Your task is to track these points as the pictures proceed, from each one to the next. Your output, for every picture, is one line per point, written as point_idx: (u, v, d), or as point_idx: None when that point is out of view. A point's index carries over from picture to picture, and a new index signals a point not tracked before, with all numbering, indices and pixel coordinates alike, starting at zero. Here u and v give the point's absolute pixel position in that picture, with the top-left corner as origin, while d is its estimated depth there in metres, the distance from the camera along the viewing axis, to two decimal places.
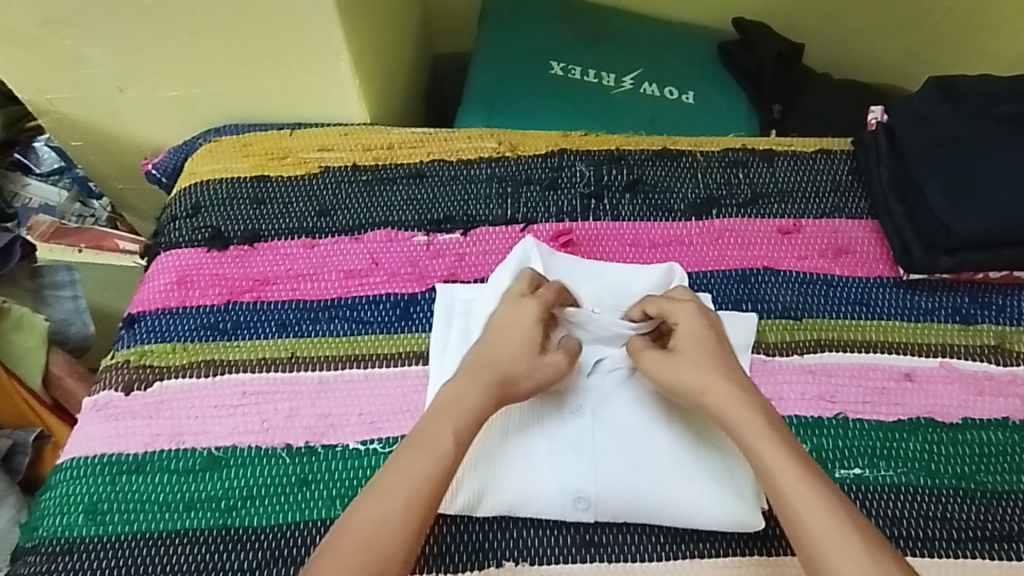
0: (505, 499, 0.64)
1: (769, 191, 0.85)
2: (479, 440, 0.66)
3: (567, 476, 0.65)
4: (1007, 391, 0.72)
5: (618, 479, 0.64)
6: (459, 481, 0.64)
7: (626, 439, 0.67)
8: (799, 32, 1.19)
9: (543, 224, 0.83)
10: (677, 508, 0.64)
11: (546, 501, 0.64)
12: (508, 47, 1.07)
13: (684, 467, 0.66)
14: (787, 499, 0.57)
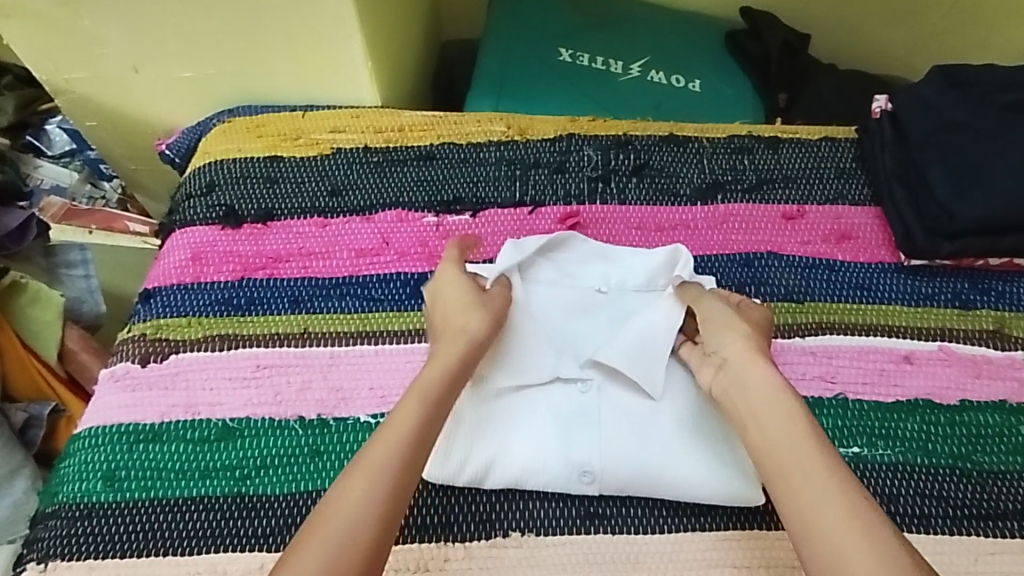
0: (512, 472, 0.66)
1: (774, 177, 0.87)
2: (487, 414, 0.68)
3: (573, 450, 0.66)
4: (1004, 375, 0.74)
5: (622, 452, 0.66)
6: (467, 454, 0.66)
7: (631, 414, 0.68)
8: (806, 22, 1.19)
9: (551, 206, 0.84)
10: (679, 483, 0.65)
11: (552, 474, 0.66)
12: (517, 34, 1.08)
13: (687, 442, 0.67)
14: (803, 494, 0.58)
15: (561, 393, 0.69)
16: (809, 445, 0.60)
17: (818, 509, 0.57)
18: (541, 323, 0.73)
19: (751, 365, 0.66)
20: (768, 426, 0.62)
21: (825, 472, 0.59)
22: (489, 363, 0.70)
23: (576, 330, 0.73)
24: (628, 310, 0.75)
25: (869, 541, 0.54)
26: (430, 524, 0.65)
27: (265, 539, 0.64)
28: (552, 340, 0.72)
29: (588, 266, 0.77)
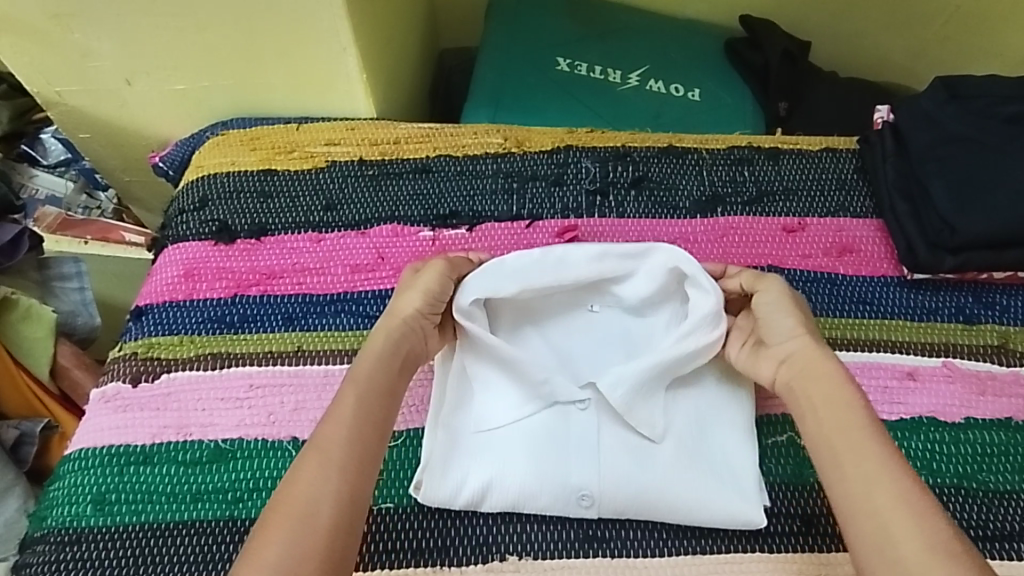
0: (509, 495, 0.64)
1: (774, 189, 0.86)
2: (483, 437, 0.67)
3: (572, 472, 0.65)
4: (1009, 392, 0.72)
5: (620, 475, 0.65)
6: (463, 475, 0.65)
7: (628, 435, 0.67)
8: (805, 30, 1.18)
9: (548, 220, 0.83)
10: (680, 506, 0.64)
11: (551, 497, 0.64)
12: (515, 43, 1.07)
13: (688, 463, 0.66)
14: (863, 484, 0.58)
15: (557, 416, 0.68)
16: (861, 434, 0.60)
17: (871, 495, 0.57)
18: (534, 343, 0.72)
19: (810, 357, 0.65)
20: (824, 416, 0.62)
21: (876, 458, 0.58)
22: (485, 387, 0.69)
23: (571, 348, 0.72)
24: (624, 328, 0.73)
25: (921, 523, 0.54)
26: (427, 547, 0.63)
27: None
28: (546, 360, 0.70)
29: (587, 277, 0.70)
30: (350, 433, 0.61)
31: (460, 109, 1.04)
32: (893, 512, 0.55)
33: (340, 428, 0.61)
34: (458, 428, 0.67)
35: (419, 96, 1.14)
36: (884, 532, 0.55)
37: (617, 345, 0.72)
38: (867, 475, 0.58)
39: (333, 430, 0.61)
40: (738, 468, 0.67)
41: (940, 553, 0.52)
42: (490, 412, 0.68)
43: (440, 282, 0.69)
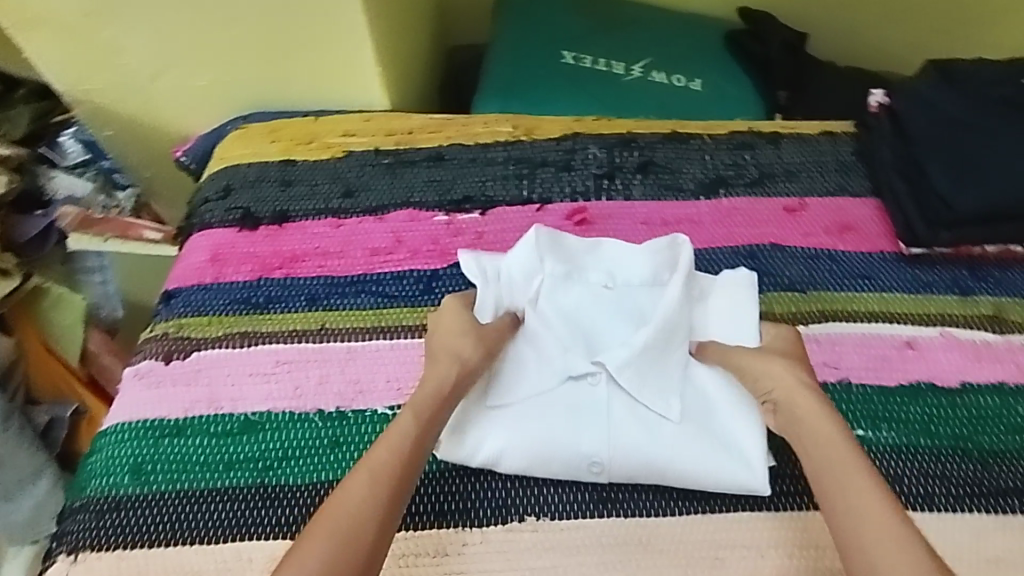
0: (524, 461, 0.68)
1: (774, 171, 0.90)
2: (498, 407, 0.70)
3: (583, 441, 0.68)
4: (1003, 358, 0.75)
5: (630, 443, 0.68)
6: (479, 439, 0.68)
7: (641, 407, 0.70)
8: (804, 21, 1.22)
9: (558, 203, 0.87)
10: (684, 473, 0.67)
11: (563, 463, 0.67)
12: (521, 38, 1.11)
13: (695, 434, 0.69)
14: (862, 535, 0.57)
15: (572, 390, 0.70)
16: (835, 452, 0.62)
17: (847, 515, 0.59)
18: (548, 317, 0.74)
19: (788, 379, 0.67)
20: (798, 432, 0.65)
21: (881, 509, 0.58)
22: (508, 359, 0.72)
23: (587, 319, 0.74)
24: (634, 306, 0.75)
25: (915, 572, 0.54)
26: (447, 510, 0.67)
27: (288, 528, 0.66)
28: (558, 335, 0.72)
29: (597, 261, 0.77)
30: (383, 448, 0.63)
31: (473, 100, 1.06)
32: (855, 520, 0.58)
33: (386, 451, 0.62)
34: (479, 398, 0.70)
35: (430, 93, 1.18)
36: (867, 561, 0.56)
37: (629, 319, 0.74)
38: (843, 496, 0.60)
39: (378, 451, 0.62)
40: (742, 435, 0.69)
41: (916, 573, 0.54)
42: (507, 383, 0.71)
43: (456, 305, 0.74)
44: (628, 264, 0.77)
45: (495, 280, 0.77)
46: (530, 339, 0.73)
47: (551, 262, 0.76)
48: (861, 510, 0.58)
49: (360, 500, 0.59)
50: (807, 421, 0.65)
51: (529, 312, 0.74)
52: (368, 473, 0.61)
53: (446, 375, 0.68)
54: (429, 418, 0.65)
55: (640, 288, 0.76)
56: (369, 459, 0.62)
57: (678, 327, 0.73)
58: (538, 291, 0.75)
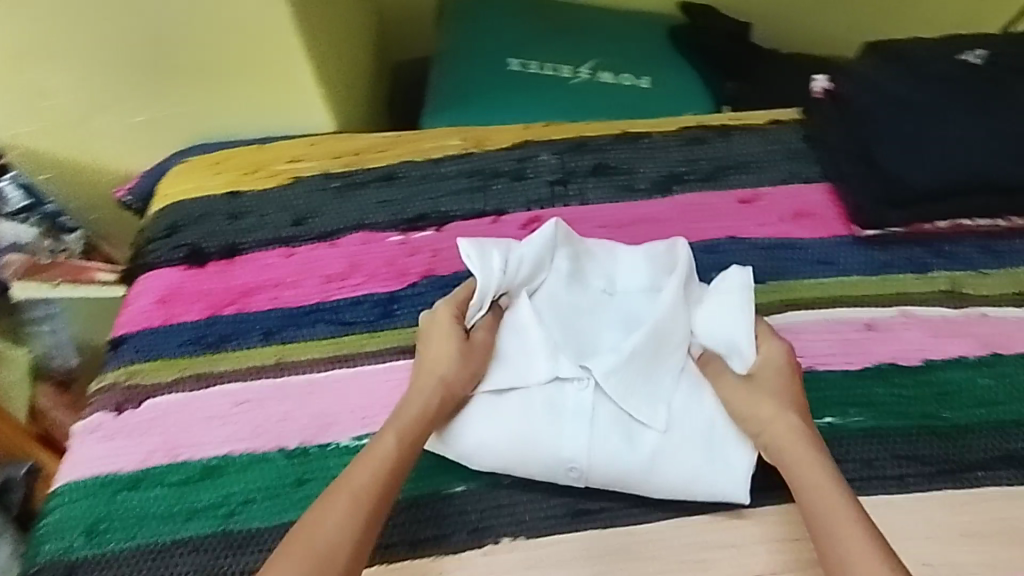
0: (506, 460, 0.67)
1: (727, 164, 0.89)
2: (483, 407, 0.68)
3: (564, 445, 0.66)
4: (962, 332, 0.76)
5: (610, 453, 0.66)
6: (460, 441, 0.67)
7: (626, 414, 0.67)
8: (746, 12, 1.23)
9: (514, 213, 0.86)
10: (659, 482, 0.66)
11: (542, 466, 0.66)
12: (466, 49, 1.10)
13: (677, 445, 0.66)
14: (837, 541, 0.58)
15: (554, 391, 0.67)
16: (813, 457, 0.63)
17: (822, 520, 0.60)
18: (540, 315, 0.71)
19: (780, 393, 0.67)
20: (783, 447, 0.64)
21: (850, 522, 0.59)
22: (498, 351, 0.70)
23: (581, 322, 0.72)
24: (631, 312, 0.74)
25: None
26: (422, 539, 0.65)
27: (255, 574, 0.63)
28: (548, 333, 0.70)
29: (601, 265, 0.76)
30: (365, 471, 0.61)
31: (421, 118, 1.06)
32: (841, 522, 0.59)
33: (369, 473, 0.61)
34: (462, 402, 0.68)
35: (379, 111, 1.16)
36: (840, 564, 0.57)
37: (624, 326, 0.73)
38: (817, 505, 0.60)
39: (359, 472, 0.61)
40: (733, 457, 0.67)
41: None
42: (496, 376, 0.69)
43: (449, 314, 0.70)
44: (630, 270, 0.75)
45: (500, 272, 0.71)
46: (518, 336, 0.70)
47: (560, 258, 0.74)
48: (837, 516, 0.59)
49: (337, 526, 0.57)
50: (791, 457, 0.63)
51: (523, 304, 0.72)
52: (350, 495, 0.59)
53: (429, 397, 0.66)
54: (413, 440, 0.64)
55: (638, 295, 0.75)
56: (350, 481, 0.60)
57: (677, 337, 0.70)
58: (539, 285, 0.74)
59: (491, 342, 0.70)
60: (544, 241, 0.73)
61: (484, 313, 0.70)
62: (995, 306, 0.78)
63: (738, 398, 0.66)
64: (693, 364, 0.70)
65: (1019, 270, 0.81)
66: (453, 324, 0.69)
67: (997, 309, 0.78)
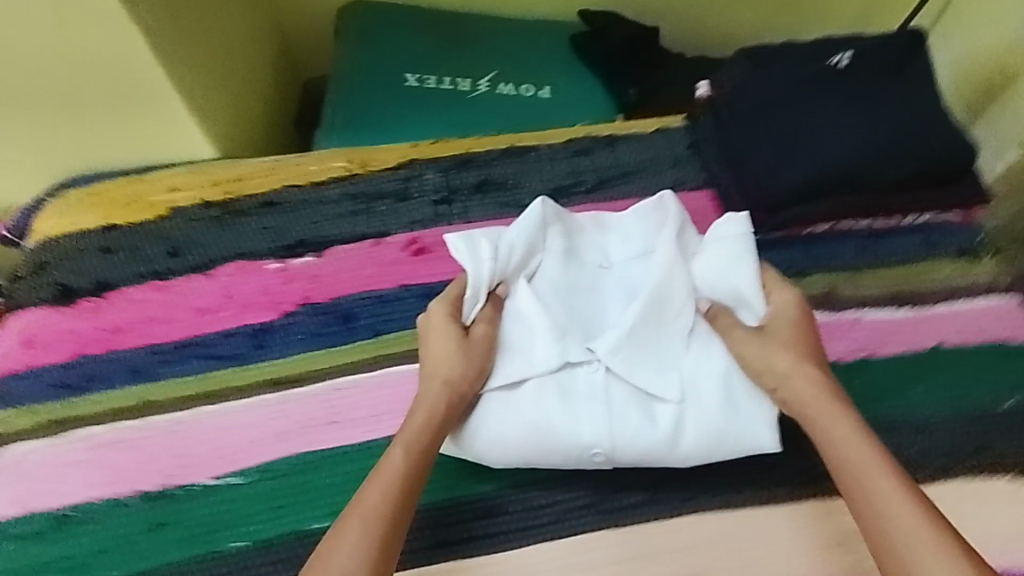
0: (527, 453, 0.68)
1: (612, 174, 0.89)
2: (493, 403, 0.68)
3: (583, 431, 0.66)
4: (841, 334, 0.76)
5: (631, 433, 0.66)
6: (472, 439, 0.68)
7: (638, 391, 0.67)
8: (652, 14, 1.21)
9: (396, 235, 0.85)
10: (681, 452, 0.68)
11: (564, 452, 0.67)
12: (362, 66, 1.08)
13: (694, 412, 0.67)
14: (879, 512, 0.58)
15: (565, 377, 0.68)
16: (832, 410, 0.64)
17: (867, 490, 0.60)
18: (543, 298, 0.71)
19: (788, 335, 0.68)
20: (793, 397, 0.66)
21: (891, 487, 0.59)
22: (508, 340, 0.70)
23: (582, 301, 0.73)
24: (628, 281, 0.75)
25: (925, 549, 0.55)
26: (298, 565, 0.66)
27: None
28: (554, 317, 0.70)
29: (593, 240, 0.77)
30: (371, 491, 0.60)
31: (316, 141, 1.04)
32: (886, 493, 0.59)
33: (375, 494, 0.60)
34: (471, 402, 0.68)
35: (279, 130, 1.14)
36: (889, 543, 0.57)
37: (625, 297, 0.74)
38: (852, 473, 0.61)
39: (367, 492, 0.60)
40: (753, 413, 0.67)
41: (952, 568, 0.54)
42: (506, 365, 0.69)
43: (445, 315, 0.69)
44: (623, 241, 0.77)
45: (490, 261, 0.71)
46: (518, 325, 0.71)
47: (553, 236, 0.75)
48: (868, 467, 0.60)
49: (351, 552, 0.56)
50: (811, 412, 0.65)
51: (521, 289, 0.72)
52: (359, 518, 0.58)
53: (436, 397, 0.66)
54: (420, 449, 0.63)
55: (633, 262, 0.76)
56: (359, 503, 0.60)
57: (679, 299, 0.71)
58: (536, 268, 0.74)
59: (489, 331, 0.70)
60: (533, 222, 0.74)
61: (483, 307, 0.70)
62: (872, 305, 0.78)
63: (752, 350, 0.67)
64: (700, 320, 0.71)
65: (896, 267, 0.81)
66: (448, 321, 0.69)
67: (874, 308, 0.77)
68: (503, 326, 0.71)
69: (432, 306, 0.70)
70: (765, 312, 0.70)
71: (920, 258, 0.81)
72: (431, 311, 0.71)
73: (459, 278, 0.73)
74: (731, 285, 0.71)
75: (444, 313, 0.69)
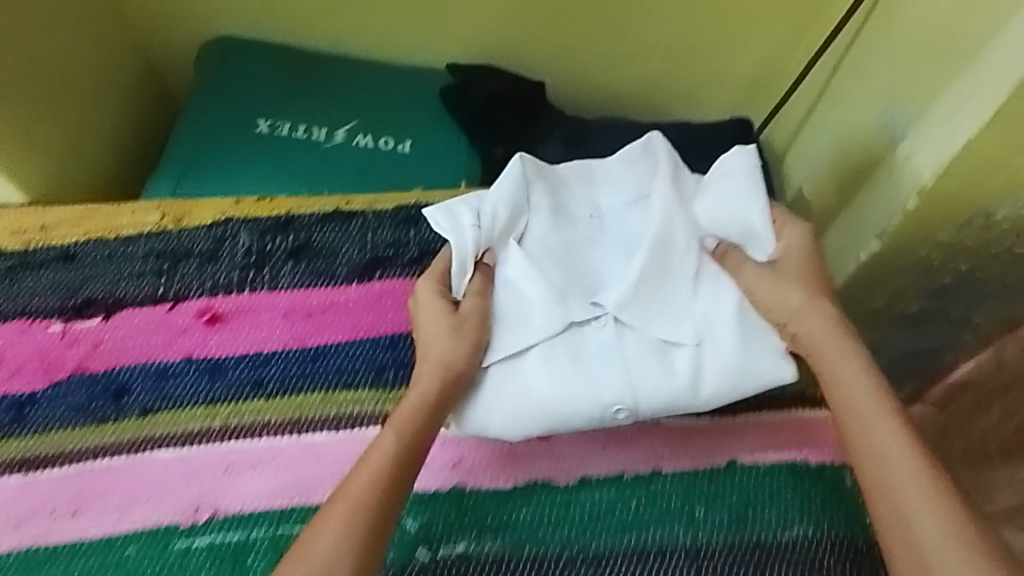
0: (547, 421, 0.68)
1: (435, 247, 0.85)
2: (501, 370, 0.69)
3: (602, 391, 0.67)
4: (630, 443, 0.73)
5: (651, 383, 0.68)
6: (489, 410, 0.69)
7: (653, 338, 0.69)
8: (538, 69, 1.14)
9: (192, 301, 0.80)
10: (708, 396, 0.69)
11: (584, 415, 0.67)
12: (215, 107, 1.03)
13: (711, 353, 0.69)
14: (882, 464, 0.64)
15: (576, 336, 0.69)
16: (839, 356, 0.69)
17: (860, 447, 0.66)
18: (536, 258, 0.73)
19: (790, 275, 0.72)
20: (806, 335, 0.70)
21: (892, 438, 0.65)
22: (505, 308, 0.71)
23: (580, 257, 0.75)
24: (625, 229, 0.77)
25: (926, 500, 0.62)
26: None
27: None
28: (552, 276, 0.71)
29: (580, 194, 0.78)
30: (363, 473, 0.64)
31: (147, 183, 0.98)
32: (886, 449, 0.64)
33: (365, 474, 0.64)
34: (473, 377, 0.70)
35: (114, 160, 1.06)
36: (896, 507, 0.62)
37: (624, 245, 0.76)
38: (864, 433, 0.66)
39: (358, 476, 0.64)
40: (765, 348, 0.69)
41: (945, 534, 0.60)
42: (511, 333, 0.70)
43: (433, 287, 0.72)
44: (612, 189, 0.78)
45: (472, 227, 0.71)
46: (518, 301, 0.71)
47: (539, 195, 0.76)
48: (866, 409, 0.66)
49: (329, 540, 0.60)
50: (820, 347, 0.70)
51: (512, 254, 0.73)
52: (348, 501, 0.62)
53: (428, 381, 0.68)
54: (411, 430, 0.66)
55: (627, 209, 0.77)
56: (351, 485, 0.63)
57: (681, 240, 0.72)
58: (525, 230, 0.75)
59: (494, 292, 0.73)
60: (516, 180, 0.75)
61: (470, 279, 0.72)
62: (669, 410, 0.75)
63: (764, 288, 0.71)
64: (706, 261, 0.72)
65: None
66: (434, 295, 0.72)
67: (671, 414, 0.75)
68: (500, 294, 0.72)
69: (422, 285, 0.73)
70: (773, 249, 0.72)
71: None
72: (417, 295, 0.73)
73: (443, 254, 0.75)
74: (741, 223, 0.72)
75: (431, 290, 0.72)
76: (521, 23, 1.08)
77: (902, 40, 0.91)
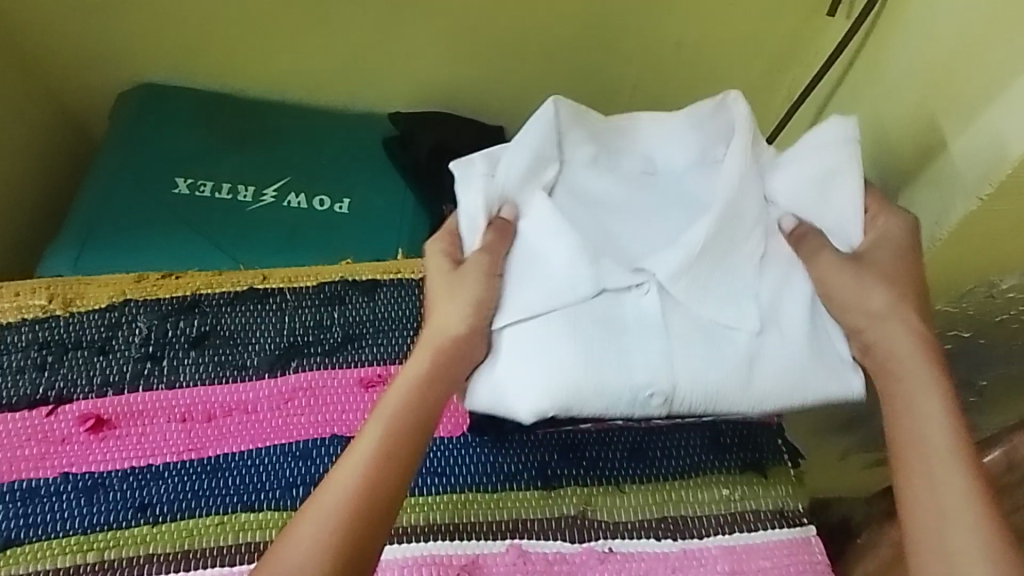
0: (571, 402, 0.58)
1: (363, 332, 0.74)
2: (516, 338, 0.60)
3: (637, 368, 0.58)
4: None
5: (694, 367, 0.58)
6: (501, 387, 0.60)
7: (703, 319, 0.60)
8: (495, 114, 1.04)
9: (75, 403, 0.69)
10: (764, 394, 0.59)
11: (614, 399, 0.58)
12: (127, 164, 0.92)
13: (772, 347, 0.60)
14: (936, 486, 0.53)
15: (609, 304, 0.61)
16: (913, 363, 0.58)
17: (911, 462, 0.55)
18: (569, 212, 0.65)
19: (875, 265, 0.60)
20: (879, 338, 0.59)
21: (949, 455, 0.54)
22: (531, 265, 0.63)
23: (623, 211, 0.65)
24: (684, 190, 0.67)
25: (979, 535, 0.51)
26: None
27: None
28: (587, 234, 0.63)
29: (633, 145, 0.68)
30: (361, 447, 0.55)
31: (45, 254, 0.88)
32: (941, 469, 0.54)
33: (364, 448, 0.55)
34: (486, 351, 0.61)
35: (23, 216, 1.00)
36: (944, 543, 0.51)
37: (677, 205, 0.66)
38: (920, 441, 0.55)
39: (356, 450, 0.55)
40: (835, 352, 0.61)
41: None
42: (523, 291, 0.61)
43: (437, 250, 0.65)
44: (675, 147, 0.67)
45: (485, 178, 0.64)
46: (534, 263, 0.63)
47: (576, 145, 0.66)
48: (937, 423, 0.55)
49: (320, 520, 0.52)
50: (893, 362, 0.58)
51: (539, 207, 0.64)
52: (342, 477, 0.54)
53: (421, 359, 0.60)
54: (415, 401, 0.58)
55: (686, 171, 0.67)
56: (346, 462, 0.55)
57: (749, 210, 0.63)
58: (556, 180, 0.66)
59: (515, 253, 0.63)
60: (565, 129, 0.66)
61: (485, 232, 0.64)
62: (623, 537, 0.65)
63: (833, 278, 0.59)
64: (774, 243, 0.63)
65: (668, 481, 0.68)
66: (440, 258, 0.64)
67: (626, 541, 0.64)
68: (525, 250, 0.63)
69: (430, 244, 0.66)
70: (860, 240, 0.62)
71: (705, 465, 0.69)
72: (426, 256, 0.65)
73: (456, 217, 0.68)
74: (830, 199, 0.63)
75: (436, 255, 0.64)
76: (471, 67, 0.99)
77: (886, 91, 0.80)
